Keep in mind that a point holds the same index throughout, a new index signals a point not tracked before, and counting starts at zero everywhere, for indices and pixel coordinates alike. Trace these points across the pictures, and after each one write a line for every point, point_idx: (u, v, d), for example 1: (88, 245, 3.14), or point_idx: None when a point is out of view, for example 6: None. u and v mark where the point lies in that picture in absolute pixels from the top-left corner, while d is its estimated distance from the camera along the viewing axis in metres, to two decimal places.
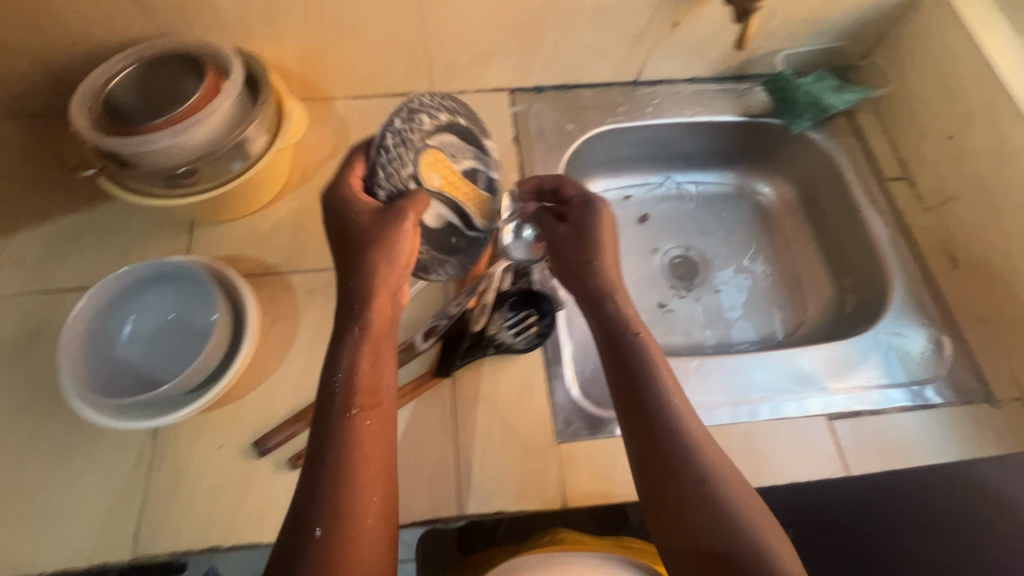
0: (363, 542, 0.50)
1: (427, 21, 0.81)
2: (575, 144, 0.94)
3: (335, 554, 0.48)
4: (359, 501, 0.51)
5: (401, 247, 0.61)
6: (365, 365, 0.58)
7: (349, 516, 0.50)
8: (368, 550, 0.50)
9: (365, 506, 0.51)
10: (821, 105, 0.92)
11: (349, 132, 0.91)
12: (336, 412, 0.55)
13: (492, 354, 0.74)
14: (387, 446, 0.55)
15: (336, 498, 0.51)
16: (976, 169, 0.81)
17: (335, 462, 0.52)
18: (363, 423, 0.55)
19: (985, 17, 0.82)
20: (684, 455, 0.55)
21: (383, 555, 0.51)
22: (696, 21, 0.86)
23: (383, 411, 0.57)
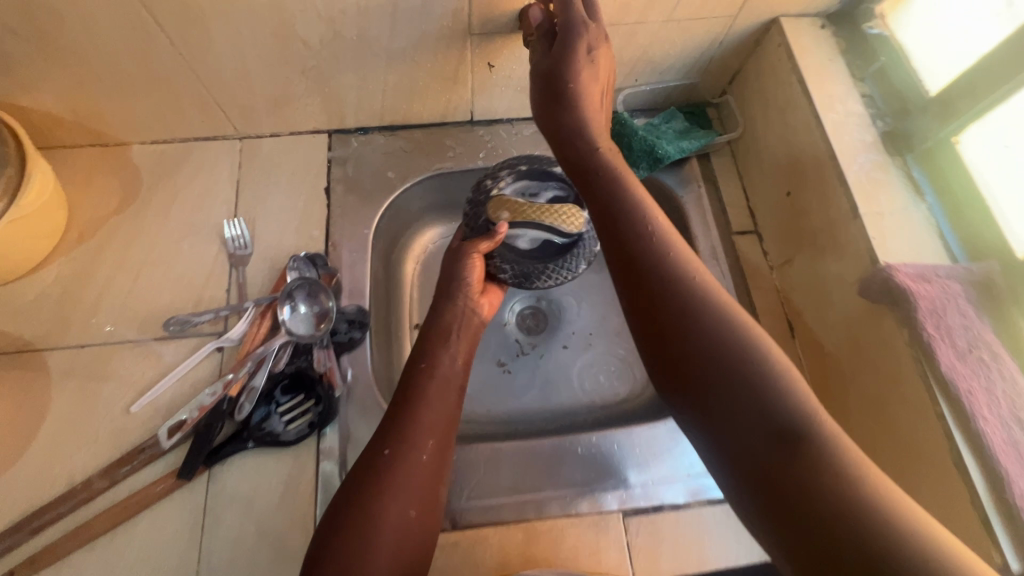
0: (418, 471, 0.59)
1: (198, 66, 0.72)
2: (393, 195, 0.85)
3: (392, 476, 0.58)
4: (421, 441, 0.61)
5: (470, 281, 0.73)
6: (451, 354, 0.69)
7: (410, 447, 0.60)
8: (419, 478, 0.59)
9: (421, 445, 0.61)
10: (654, 155, 0.80)
11: (141, 182, 0.82)
12: (438, 374, 0.66)
13: (253, 448, 0.67)
14: (451, 403, 0.65)
15: (404, 430, 0.61)
16: (810, 231, 0.73)
17: (411, 409, 0.63)
18: (433, 380, 0.66)
19: (822, 62, 0.73)
20: (711, 340, 0.52)
21: (429, 487, 0.60)
22: (513, 62, 0.78)
23: (461, 377, 0.68)
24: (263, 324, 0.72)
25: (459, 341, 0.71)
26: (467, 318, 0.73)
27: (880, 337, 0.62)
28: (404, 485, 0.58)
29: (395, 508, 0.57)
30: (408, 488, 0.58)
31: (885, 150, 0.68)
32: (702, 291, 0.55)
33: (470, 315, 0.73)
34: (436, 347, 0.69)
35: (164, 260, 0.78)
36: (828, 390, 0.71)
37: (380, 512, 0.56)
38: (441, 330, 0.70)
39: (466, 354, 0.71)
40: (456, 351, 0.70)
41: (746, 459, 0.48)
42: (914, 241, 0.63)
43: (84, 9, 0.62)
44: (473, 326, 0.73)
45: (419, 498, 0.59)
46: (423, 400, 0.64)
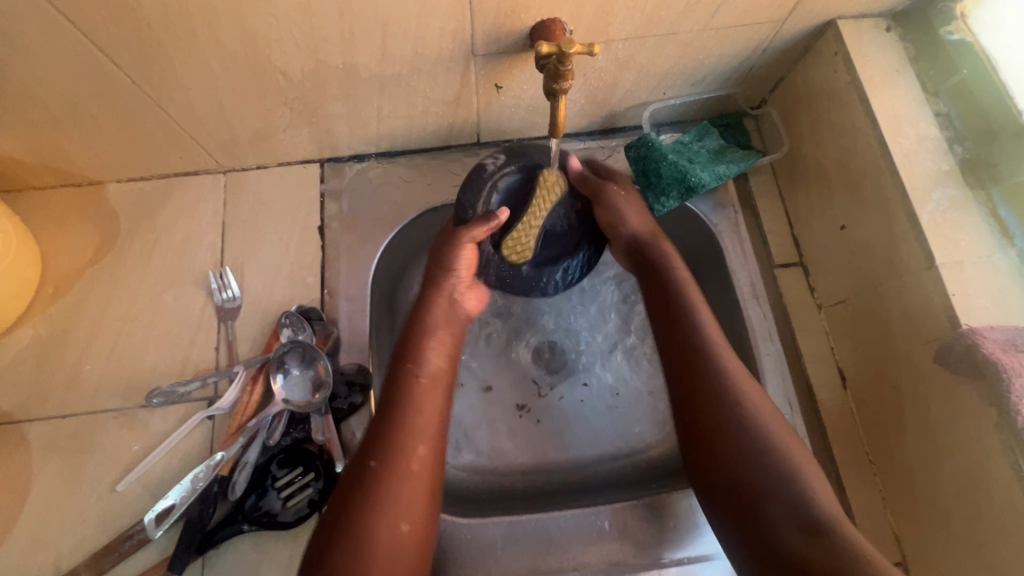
0: (410, 484, 0.53)
1: (168, 105, 0.63)
2: (392, 231, 0.76)
3: (376, 489, 0.51)
4: (410, 448, 0.54)
5: (460, 271, 0.64)
6: (436, 351, 0.61)
7: (395, 455, 0.53)
8: (409, 490, 0.52)
9: (410, 453, 0.54)
10: (687, 183, 0.70)
11: (117, 227, 0.75)
12: (425, 375, 0.59)
13: (248, 532, 0.61)
14: (440, 404, 0.58)
15: (387, 436, 0.54)
16: (872, 273, 0.64)
17: (395, 414, 0.56)
18: (421, 380, 0.58)
19: (885, 74, 0.64)
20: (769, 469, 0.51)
21: (423, 498, 0.53)
22: (523, 82, 0.68)
23: (439, 372, 0.60)
24: (255, 391, 0.65)
25: (441, 336, 0.63)
26: (452, 311, 0.65)
27: (957, 409, 0.55)
28: (393, 499, 0.51)
29: (384, 526, 0.50)
30: (395, 501, 0.51)
31: (965, 182, 0.60)
32: (739, 380, 0.56)
33: (454, 311, 0.65)
34: (421, 344, 0.61)
35: (146, 315, 0.71)
36: (887, 451, 0.63)
37: (370, 531, 0.49)
38: (421, 332, 0.62)
39: (450, 348, 0.63)
40: (439, 349, 0.62)
41: (766, 554, 0.49)
42: (1002, 297, 0.55)
43: (28, 52, 0.54)
44: (460, 319, 0.66)
45: (415, 512, 0.52)
46: (409, 404, 0.57)
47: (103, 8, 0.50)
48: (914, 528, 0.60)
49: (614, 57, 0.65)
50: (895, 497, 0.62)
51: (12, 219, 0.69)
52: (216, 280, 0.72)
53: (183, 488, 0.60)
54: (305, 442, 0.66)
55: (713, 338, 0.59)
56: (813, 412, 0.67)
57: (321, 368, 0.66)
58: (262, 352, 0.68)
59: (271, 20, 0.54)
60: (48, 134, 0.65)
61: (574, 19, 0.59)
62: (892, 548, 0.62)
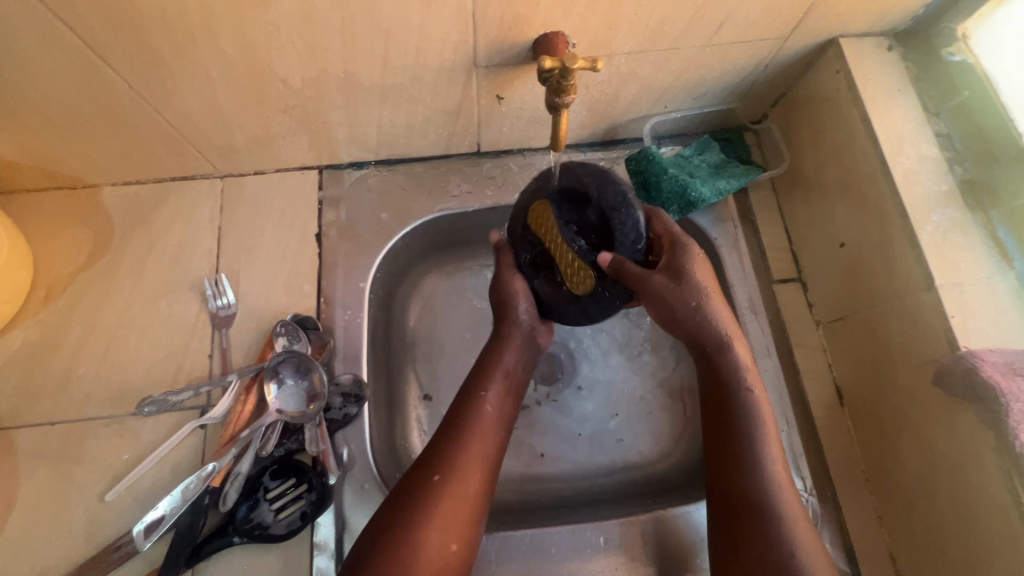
0: (463, 505, 0.54)
1: (166, 110, 0.63)
2: (390, 240, 0.76)
3: (437, 508, 0.52)
4: (469, 469, 0.55)
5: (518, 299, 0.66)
6: (506, 373, 0.63)
7: (459, 475, 0.55)
8: (462, 510, 0.54)
9: (469, 474, 0.55)
10: (687, 198, 0.70)
11: (110, 231, 0.74)
12: (492, 401, 0.61)
13: (239, 545, 0.60)
14: (503, 431, 0.60)
15: (452, 453, 0.56)
16: (871, 290, 0.64)
17: (465, 436, 0.57)
18: (490, 402, 0.60)
19: (887, 94, 0.64)
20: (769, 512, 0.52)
21: (474, 519, 0.54)
22: (525, 94, 0.67)
23: (509, 401, 0.62)
24: (249, 402, 0.64)
25: (510, 362, 0.64)
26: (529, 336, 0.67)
27: (953, 430, 0.55)
28: (448, 517, 0.52)
29: (435, 541, 0.51)
30: (447, 519, 0.53)
31: (964, 204, 0.60)
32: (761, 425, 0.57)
33: (535, 337, 0.66)
34: (496, 363, 0.64)
35: (139, 321, 0.70)
36: (884, 472, 0.63)
37: (421, 547, 0.50)
38: (493, 357, 0.64)
39: (519, 377, 0.64)
40: (508, 375, 0.63)
41: None
42: (1001, 320, 0.55)
43: (24, 54, 0.53)
44: (529, 353, 0.66)
45: (463, 533, 0.53)
46: (476, 424, 0.59)
47: (103, 12, 0.50)
48: (910, 548, 0.60)
49: (616, 70, 0.65)
50: (889, 517, 0.62)
51: (5, 222, 0.67)
52: (211, 287, 0.71)
53: (175, 499, 0.58)
54: (298, 453, 0.65)
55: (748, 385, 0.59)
56: (810, 429, 0.67)
57: (316, 378, 0.65)
58: (256, 360, 0.67)
59: (272, 27, 0.54)
60: (42, 137, 0.64)
61: (577, 33, 0.59)
62: (888, 568, 0.61)
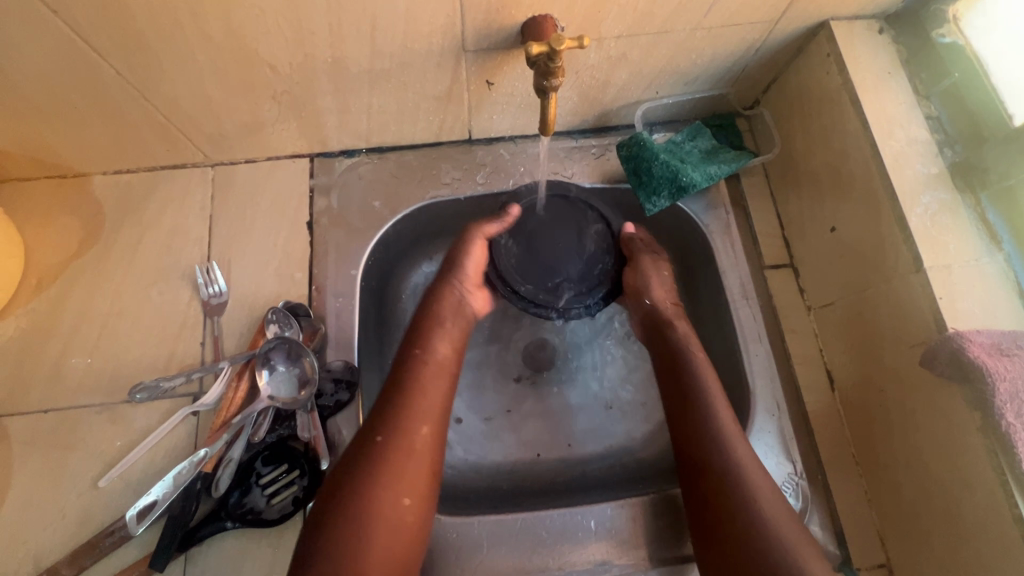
0: (414, 460, 0.54)
1: (154, 97, 0.63)
2: (382, 228, 0.76)
3: (384, 462, 0.53)
4: (414, 425, 0.56)
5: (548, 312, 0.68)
6: (445, 340, 0.64)
7: (402, 433, 0.55)
8: (414, 464, 0.54)
9: (414, 431, 0.56)
10: (678, 183, 0.70)
11: (101, 220, 0.73)
12: (431, 361, 0.61)
13: (231, 529, 0.61)
14: (444, 392, 0.60)
15: (393, 414, 0.56)
16: (862, 274, 0.64)
17: (407, 396, 0.58)
18: (429, 363, 0.61)
19: (877, 77, 0.64)
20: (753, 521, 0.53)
21: (426, 474, 0.55)
22: (514, 79, 0.67)
23: (444, 362, 0.62)
24: (241, 388, 0.64)
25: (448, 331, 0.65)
26: (462, 306, 0.68)
27: (942, 415, 0.55)
28: (399, 473, 0.53)
29: (384, 496, 0.52)
30: (398, 474, 0.53)
31: (955, 186, 0.60)
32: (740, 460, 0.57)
33: (462, 307, 0.68)
34: (430, 331, 0.64)
35: (130, 310, 0.70)
36: (873, 457, 0.63)
37: (371, 501, 0.51)
38: (430, 322, 0.65)
39: (457, 339, 0.65)
40: (441, 345, 0.63)
41: None
42: (988, 301, 0.55)
43: (9, 41, 0.53)
44: (467, 315, 0.68)
45: (414, 490, 0.54)
46: (415, 386, 0.59)
47: None
48: (898, 533, 0.60)
49: (606, 54, 0.65)
50: (880, 500, 0.62)
51: None
52: (202, 275, 0.71)
53: (167, 484, 0.59)
54: (291, 439, 0.65)
55: (718, 420, 0.60)
56: (800, 413, 0.68)
57: (306, 363, 0.65)
58: (248, 347, 0.68)
59: (257, 12, 0.53)
60: (32, 127, 0.64)
61: (565, 16, 0.58)
62: (877, 550, 0.62)
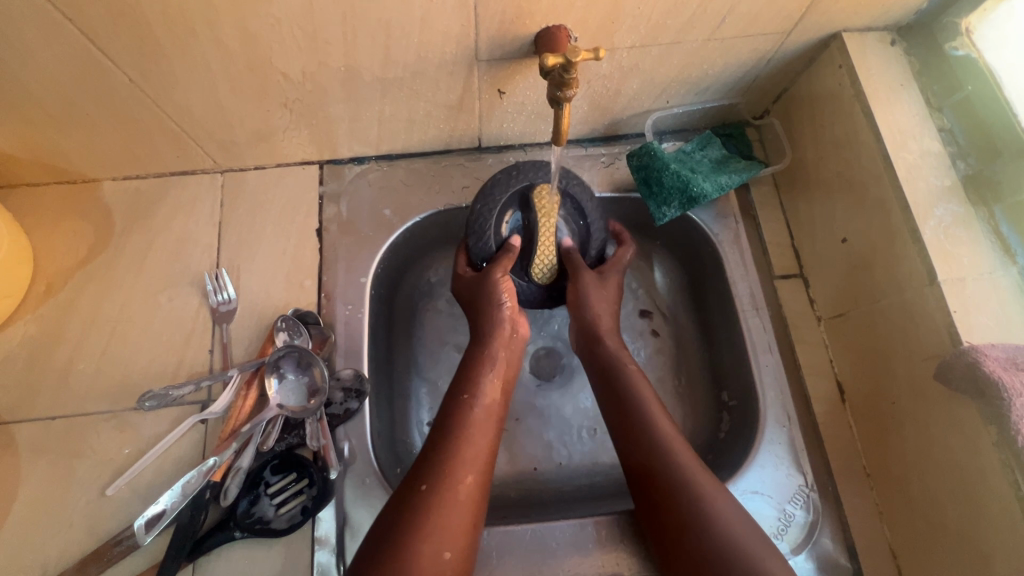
0: (455, 512, 0.52)
1: (166, 105, 0.63)
2: (392, 235, 0.75)
3: (428, 514, 0.51)
4: (459, 475, 0.54)
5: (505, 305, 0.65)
6: (492, 381, 0.62)
7: (448, 482, 0.54)
8: (457, 517, 0.52)
9: (459, 480, 0.54)
10: (689, 194, 0.69)
11: (111, 226, 0.73)
12: (479, 405, 0.60)
13: (240, 539, 0.60)
14: (492, 437, 0.59)
15: (438, 463, 0.55)
16: (875, 286, 0.63)
17: (453, 442, 0.56)
18: (478, 406, 0.60)
19: (889, 89, 0.64)
20: (704, 517, 0.53)
21: (468, 525, 0.53)
22: (526, 88, 0.67)
23: (498, 406, 0.61)
24: (249, 396, 0.64)
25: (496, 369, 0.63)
26: (511, 339, 0.66)
27: (958, 430, 0.55)
28: (443, 525, 0.51)
29: (429, 550, 0.50)
30: (443, 526, 0.51)
31: (968, 199, 0.60)
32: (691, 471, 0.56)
33: (512, 339, 0.66)
34: (475, 372, 0.62)
35: (139, 316, 0.70)
36: (887, 471, 0.62)
37: (410, 555, 0.49)
38: (475, 355, 0.64)
39: (506, 378, 0.64)
40: (491, 384, 0.62)
41: None
42: (1003, 315, 0.55)
43: (25, 48, 0.53)
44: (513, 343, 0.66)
45: (460, 538, 0.52)
46: (464, 431, 0.58)
47: (103, 6, 0.50)
48: (912, 548, 0.60)
49: (618, 65, 0.65)
50: (893, 513, 0.62)
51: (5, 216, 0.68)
52: (211, 282, 0.71)
53: (175, 494, 0.58)
54: (299, 448, 0.65)
55: (650, 417, 0.61)
56: (811, 425, 0.67)
57: (315, 372, 0.65)
58: (257, 355, 0.67)
59: (272, 19, 0.53)
60: (44, 133, 0.64)
61: (579, 27, 0.58)
62: (890, 564, 0.61)
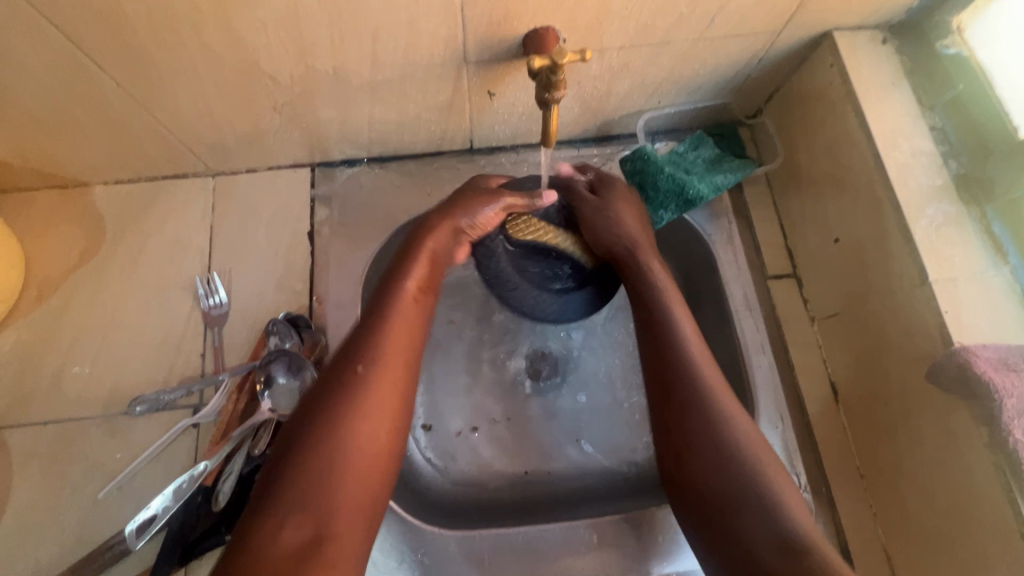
0: (381, 396, 0.50)
1: (156, 110, 0.63)
2: (383, 237, 0.75)
3: (352, 384, 0.49)
4: (384, 363, 0.52)
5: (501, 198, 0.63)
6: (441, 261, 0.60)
7: (378, 365, 0.51)
8: (381, 402, 0.50)
9: (387, 362, 0.52)
10: (685, 196, 0.69)
11: (102, 230, 0.73)
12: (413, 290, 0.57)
13: (232, 544, 0.60)
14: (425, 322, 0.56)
15: (369, 341, 0.52)
16: (867, 285, 0.63)
17: (378, 323, 0.54)
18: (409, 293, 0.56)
19: (880, 88, 0.64)
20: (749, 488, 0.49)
21: (395, 414, 0.51)
22: (515, 89, 0.67)
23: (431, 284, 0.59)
24: (241, 400, 0.64)
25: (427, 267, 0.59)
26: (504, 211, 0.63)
27: (948, 430, 0.55)
28: (366, 405, 0.49)
29: (366, 431, 0.49)
30: (369, 393, 0.49)
31: (960, 199, 0.59)
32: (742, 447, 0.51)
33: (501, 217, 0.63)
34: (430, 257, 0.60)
35: (131, 321, 0.70)
36: (880, 471, 0.62)
37: (337, 420, 0.48)
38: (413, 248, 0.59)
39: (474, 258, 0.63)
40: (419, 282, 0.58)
41: None
42: (995, 314, 0.55)
43: (13, 56, 0.53)
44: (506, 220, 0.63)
45: (386, 428, 0.50)
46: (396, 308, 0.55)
47: (90, 13, 0.50)
48: (904, 548, 0.60)
49: (608, 65, 0.64)
50: (885, 513, 0.62)
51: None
52: (203, 286, 0.71)
53: (166, 498, 0.59)
54: None
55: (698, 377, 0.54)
56: (804, 426, 0.67)
57: (306, 375, 0.65)
58: (249, 359, 0.67)
59: (258, 23, 0.53)
60: (33, 138, 0.64)
61: (567, 28, 0.58)
62: (882, 564, 0.61)
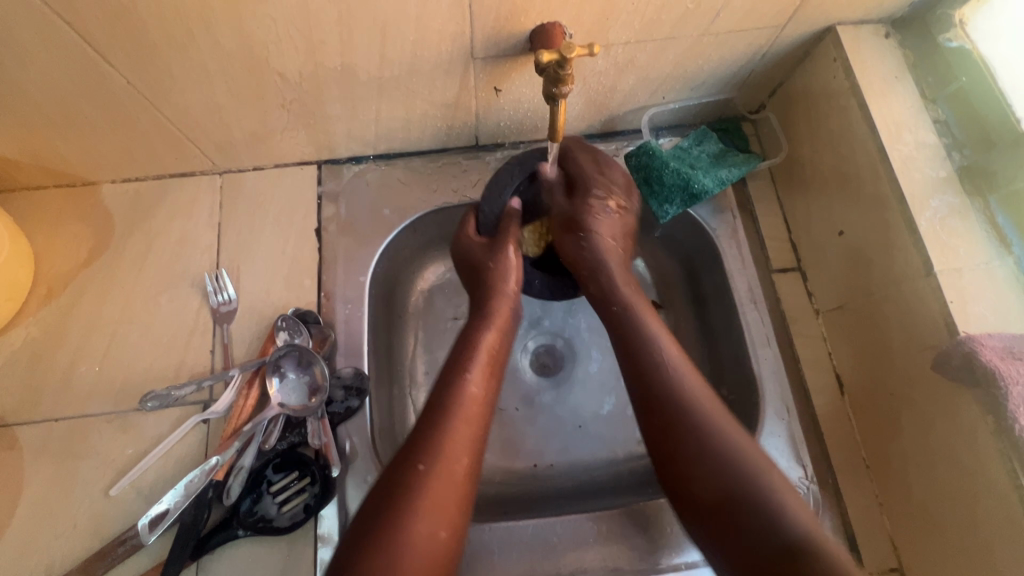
0: (446, 490, 0.51)
1: (165, 108, 0.63)
2: (390, 233, 0.76)
3: (418, 488, 0.50)
4: (454, 457, 0.52)
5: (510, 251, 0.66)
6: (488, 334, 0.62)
7: (445, 460, 0.52)
8: (447, 497, 0.51)
9: (455, 459, 0.53)
10: (690, 190, 0.69)
11: (110, 228, 0.74)
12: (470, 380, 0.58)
13: (244, 537, 0.61)
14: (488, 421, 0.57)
15: (432, 438, 0.53)
16: (872, 277, 0.64)
17: (438, 415, 0.55)
18: (470, 387, 0.57)
19: (883, 82, 0.64)
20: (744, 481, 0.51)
21: (456, 503, 0.51)
22: (521, 85, 0.67)
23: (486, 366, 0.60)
24: (251, 395, 0.64)
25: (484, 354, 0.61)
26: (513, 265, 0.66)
27: (955, 419, 0.55)
28: (432, 504, 0.49)
29: (424, 529, 0.48)
30: (434, 501, 0.50)
31: (963, 191, 0.60)
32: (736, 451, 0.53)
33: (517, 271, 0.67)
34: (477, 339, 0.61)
35: (140, 318, 0.70)
36: (886, 461, 0.63)
37: (404, 521, 0.48)
38: (471, 339, 0.62)
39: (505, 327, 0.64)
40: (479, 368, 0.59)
41: None
42: (1000, 304, 0.55)
43: (26, 54, 0.53)
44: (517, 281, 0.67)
45: (449, 518, 0.50)
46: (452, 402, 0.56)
47: (102, 11, 0.50)
48: (913, 537, 0.60)
49: (614, 61, 0.65)
50: (892, 503, 0.62)
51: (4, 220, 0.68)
52: (212, 283, 0.71)
53: (178, 493, 0.59)
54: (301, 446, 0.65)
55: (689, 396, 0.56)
56: (810, 418, 0.67)
57: (315, 370, 0.66)
58: (258, 354, 0.68)
59: (268, 20, 0.54)
60: (43, 136, 0.64)
61: (574, 23, 0.59)
62: (889, 553, 0.62)
